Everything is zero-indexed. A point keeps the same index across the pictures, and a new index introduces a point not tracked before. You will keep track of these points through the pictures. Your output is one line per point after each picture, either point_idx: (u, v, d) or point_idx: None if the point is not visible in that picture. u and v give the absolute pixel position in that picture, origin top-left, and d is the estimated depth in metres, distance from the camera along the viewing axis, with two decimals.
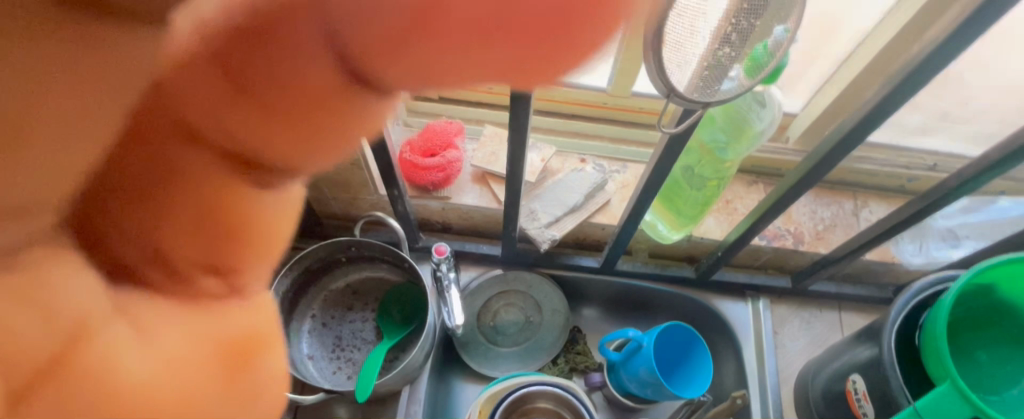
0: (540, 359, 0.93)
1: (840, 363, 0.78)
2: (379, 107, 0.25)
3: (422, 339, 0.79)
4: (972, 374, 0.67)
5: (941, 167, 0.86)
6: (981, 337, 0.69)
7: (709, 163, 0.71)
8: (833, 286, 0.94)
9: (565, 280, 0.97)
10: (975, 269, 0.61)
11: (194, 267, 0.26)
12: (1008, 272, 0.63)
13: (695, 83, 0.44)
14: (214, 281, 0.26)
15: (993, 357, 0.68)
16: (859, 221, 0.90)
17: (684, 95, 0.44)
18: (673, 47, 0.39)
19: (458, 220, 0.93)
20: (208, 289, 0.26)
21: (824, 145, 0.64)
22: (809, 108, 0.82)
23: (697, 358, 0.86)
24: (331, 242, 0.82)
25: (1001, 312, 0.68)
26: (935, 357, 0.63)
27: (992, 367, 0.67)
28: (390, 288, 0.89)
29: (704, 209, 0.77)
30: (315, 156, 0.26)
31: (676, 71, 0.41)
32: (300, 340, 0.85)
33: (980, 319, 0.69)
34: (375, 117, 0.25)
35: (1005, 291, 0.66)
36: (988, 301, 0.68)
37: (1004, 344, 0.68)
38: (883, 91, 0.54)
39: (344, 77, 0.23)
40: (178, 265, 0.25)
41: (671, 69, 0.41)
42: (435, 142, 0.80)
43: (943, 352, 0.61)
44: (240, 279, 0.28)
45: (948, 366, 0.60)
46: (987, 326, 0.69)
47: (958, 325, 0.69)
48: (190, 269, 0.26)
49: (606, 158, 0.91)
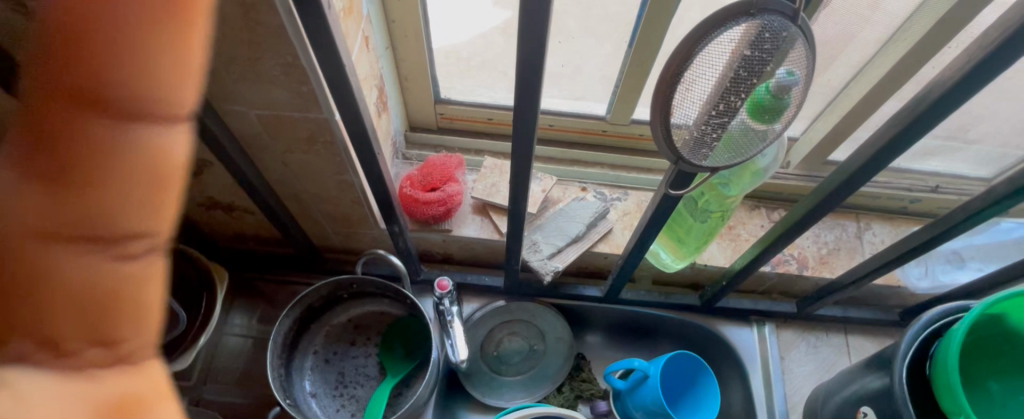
0: (546, 388, 0.92)
1: (850, 391, 0.77)
2: (115, 185, 0.29)
3: (426, 377, 0.77)
4: (984, 406, 0.67)
5: (943, 189, 0.86)
6: (993, 365, 0.68)
7: (713, 196, 0.70)
8: (839, 310, 0.93)
9: (569, 308, 0.95)
10: (986, 300, 0.61)
11: (73, 342, 0.31)
12: (1016, 303, 0.63)
13: (707, 153, 0.47)
14: (103, 353, 0.31)
15: (1004, 384, 0.67)
16: (862, 245, 0.89)
17: (684, 156, 0.47)
18: (681, 125, 0.44)
19: (459, 251, 0.92)
20: (96, 360, 0.31)
21: (834, 179, 0.64)
22: (808, 133, 0.82)
23: (704, 387, 0.85)
24: (333, 279, 0.81)
25: (1012, 339, 0.67)
26: (948, 390, 0.62)
27: (1003, 396, 0.67)
28: (392, 322, 0.88)
29: (709, 238, 0.77)
30: (103, 214, 0.29)
31: (681, 148, 0.46)
32: (302, 378, 0.84)
33: (991, 346, 0.68)
34: (120, 185, 0.29)
35: (1011, 319, 0.65)
36: (997, 329, 0.67)
37: (1015, 372, 0.67)
38: (895, 127, 0.55)
39: (123, 167, 0.29)
40: (66, 344, 0.31)
41: (678, 145, 0.45)
42: (435, 176, 0.79)
43: (957, 387, 0.60)
44: (124, 349, 0.32)
45: (963, 402, 0.60)
46: (999, 354, 0.68)
47: (967, 356, 0.69)
48: (68, 344, 0.31)
49: (606, 185, 0.90)
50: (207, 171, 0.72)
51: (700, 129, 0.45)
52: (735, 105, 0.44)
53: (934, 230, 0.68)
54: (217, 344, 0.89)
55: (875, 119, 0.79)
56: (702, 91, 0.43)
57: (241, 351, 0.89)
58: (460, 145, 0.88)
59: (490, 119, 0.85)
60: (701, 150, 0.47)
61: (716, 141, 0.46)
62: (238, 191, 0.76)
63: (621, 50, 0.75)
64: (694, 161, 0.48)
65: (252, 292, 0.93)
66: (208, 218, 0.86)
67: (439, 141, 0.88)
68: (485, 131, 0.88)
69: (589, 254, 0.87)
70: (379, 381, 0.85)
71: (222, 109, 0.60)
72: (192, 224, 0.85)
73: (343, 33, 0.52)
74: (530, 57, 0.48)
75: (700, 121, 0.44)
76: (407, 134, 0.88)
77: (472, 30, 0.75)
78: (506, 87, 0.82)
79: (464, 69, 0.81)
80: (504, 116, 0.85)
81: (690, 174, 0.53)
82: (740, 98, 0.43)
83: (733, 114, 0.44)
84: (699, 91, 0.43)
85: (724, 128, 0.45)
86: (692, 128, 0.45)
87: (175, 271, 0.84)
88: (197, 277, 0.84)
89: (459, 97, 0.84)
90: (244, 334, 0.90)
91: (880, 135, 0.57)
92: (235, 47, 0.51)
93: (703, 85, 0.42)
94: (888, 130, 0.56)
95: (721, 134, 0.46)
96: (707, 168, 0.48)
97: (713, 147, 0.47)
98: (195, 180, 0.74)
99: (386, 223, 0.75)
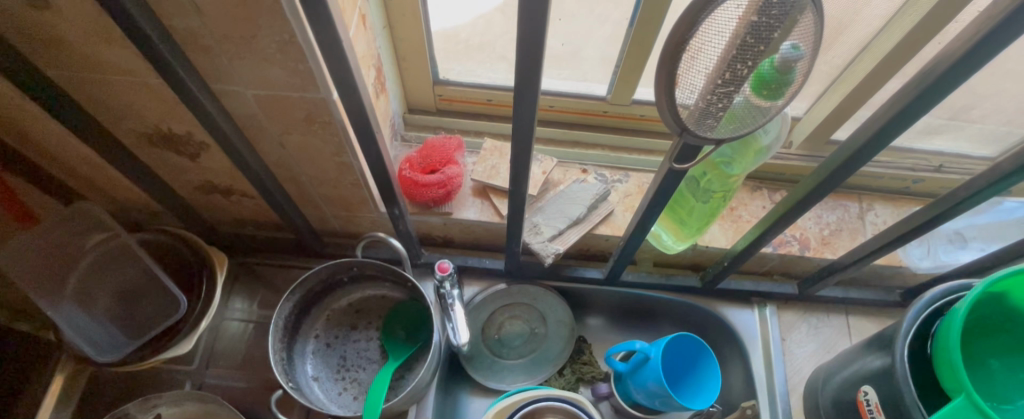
0: (547, 370, 0.92)
1: (851, 371, 0.78)
2: None
3: (428, 360, 0.77)
4: (983, 383, 0.67)
5: (946, 168, 0.85)
6: (992, 343, 0.68)
7: (716, 176, 0.70)
8: (840, 291, 0.93)
9: (570, 290, 0.95)
10: (988, 278, 0.60)
11: None
12: (1014, 282, 0.63)
13: (713, 124, 0.46)
14: None
15: (1004, 362, 0.67)
16: (865, 225, 0.88)
17: (690, 127, 0.46)
18: (686, 93, 0.43)
19: (460, 234, 0.91)
20: None
21: (838, 156, 0.63)
22: (811, 112, 0.81)
23: (704, 368, 0.85)
24: (333, 263, 0.81)
25: (1010, 317, 0.67)
26: (948, 369, 0.62)
27: (1002, 373, 0.67)
28: (393, 305, 0.88)
29: (711, 219, 0.76)
30: None
31: (687, 119, 0.45)
32: (304, 362, 0.84)
33: (989, 325, 0.68)
34: None
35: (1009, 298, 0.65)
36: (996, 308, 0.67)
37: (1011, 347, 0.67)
38: (899, 103, 0.54)
39: None
40: None
41: (683, 116, 0.45)
42: (435, 158, 0.78)
43: (960, 366, 0.60)
44: None
45: (965, 380, 0.59)
46: (997, 332, 0.68)
47: (968, 334, 0.69)
48: None
49: (607, 167, 0.89)
50: (205, 154, 0.71)
51: (706, 100, 0.44)
52: (742, 74, 0.43)
53: (938, 208, 0.68)
54: (218, 328, 0.89)
55: (880, 97, 0.78)
56: (707, 60, 0.42)
57: (241, 336, 0.89)
58: (459, 127, 0.88)
59: (489, 100, 0.84)
60: (707, 121, 0.45)
61: (722, 112, 0.45)
62: (237, 174, 0.75)
63: (621, 28, 0.74)
64: (699, 133, 0.47)
65: (253, 276, 0.93)
66: (207, 202, 0.85)
67: (438, 123, 0.87)
68: (485, 112, 0.87)
69: (590, 236, 0.87)
70: (380, 365, 0.85)
71: (217, 90, 0.59)
72: (191, 209, 0.85)
73: (337, 9, 0.51)
74: (531, 31, 0.47)
75: (705, 91, 0.43)
76: (406, 116, 0.87)
77: (469, 10, 0.74)
78: (506, 68, 0.81)
79: (463, 49, 0.80)
80: (503, 97, 0.84)
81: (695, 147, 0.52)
82: (747, 67, 0.42)
83: (740, 83, 0.43)
84: (705, 60, 0.42)
85: (731, 98, 0.44)
86: (698, 98, 0.44)
87: (175, 255, 0.85)
88: (198, 265, 0.84)
89: (458, 78, 0.83)
90: (245, 319, 0.90)
91: (884, 112, 0.56)
92: (229, 24, 0.50)
93: (708, 53, 0.41)
94: (892, 107, 0.55)
95: (727, 105, 0.45)
96: (712, 140, 0.48)
97: (719, 118, 0.46)
98: (193, 164, 0.74)
99: (385, 205, 0.75)
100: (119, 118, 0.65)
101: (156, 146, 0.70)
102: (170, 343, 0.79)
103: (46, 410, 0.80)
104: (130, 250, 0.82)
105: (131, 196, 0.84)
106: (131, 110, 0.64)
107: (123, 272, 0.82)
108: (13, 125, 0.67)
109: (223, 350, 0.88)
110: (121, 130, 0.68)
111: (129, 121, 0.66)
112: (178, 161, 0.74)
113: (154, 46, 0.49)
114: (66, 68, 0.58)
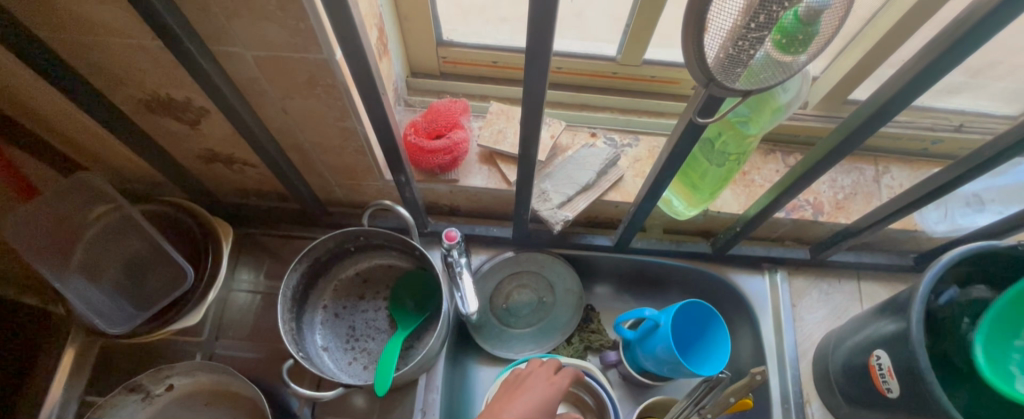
0: (555, 339, 0.92)
1: (863, 336, 0.77)
2: None
3: (437, 329, 0.77)
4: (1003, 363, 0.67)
5: (967, 128, 0.83)
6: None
7: (732, 137, 0.68)
8: (852, 255, 0.92)
9: (579, 258, 0.94)
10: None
11: None
12: None
13: (741, 73, 0.44)
14: None
15: None
16: (880, 189, 0.86)
17: (719, 79, 0.43)
18: (713, 41, 0.41)
19: (467, 202, 0.90)
20: None
21: (857, 116, 0.61)
22: (830, 71, 0.78)
23: (714, 334, 0.85)
24: (340, 232, 0.80)
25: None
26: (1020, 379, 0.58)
27: None
28: (401, 275, 0.88)
29: (724, 184, 0.74)
30: None
31: (715, 67, 0.42)
32: (313, 332, 0.84)
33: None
34: None
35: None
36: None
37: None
38: (924, 59, 0.51)
39: None
40: None
41: (710, 64, 0.42)
42: (440, 123, 0.76)
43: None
44: None
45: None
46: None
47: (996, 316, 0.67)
48: None
49: (617, 131, 0.87)
50: (205, 121, 0.69)
51: (734, 46, 0.41)
52: (777, 16, 0.40)
53: (956, 170, 0.66)
54: (226, 299, 0.88)
55: (902, 54, 0.75)
56: (737, 1, 0.39)
57: (249, 307, 0.89)
58: (464, 91, 0.85)
59: (495, 62, 0.82)
60: (735, 69, 0.43)
61: (751, 60, 0.43)
62: (239, 142, 0.73)
63: None
64: (726, 83, 0.44)
65: (258, 247, 0.92)
66: (211, 171, 0.84)
67: (442, 87, 0.85)
68: (491, 75, 0.84)
69: (599, 203, 0.85)
70: (390, 334, 0.84)
71: (216, 51, 0.57)
72: (193, 179, 0.83)
73: None
74: None
75: (735, 37, 0.41)
76: (410, 80, 0.84)
77: None
78: (512, 28, 0.78)
79: (468, 9, 0.77)
80: (509, 59, 0.81)
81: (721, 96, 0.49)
82: (782, 8, 0.39)
83: (773, 27, 0.40)
84: (735, 2, 0.39)
85: (762, 43, 0.42)
86: (726, 45, 0.41)
87: (180, 226, 0.84)
88: (202, 236, 0.83)
89: (463, 39, 0.80)
90: (252, 290, 0.90)
91: (908, 69, 0.54)
92: None
93: None
94: (915, 64, 0.53)
95: (757, 53, 0.42)
96: (740, 91, 0.45)
97: (748, 65, 0.43)
98: (194, 132, 0.72)
99: (392, 172, 0.73)
100: (116, 83, 0.63)
101: (156, 113, 0.69)
102: (178, 315, 0.78)
103: (61, 380, 0.82)
104: (135, 222, 0.80)
105: (132, 166, 0.82)
106: (127, 75, 0.62)
107: (127, 243, 0.81)
108: (7, 92, 0.64)
109: (231, 322, 0.87)
110: (119, 96, 0.66)
111: (126, 87, 0.64)
112: (178, 128, 0.72)
113: (147, 3, 0.47)
114: (58, 31, 0.56)
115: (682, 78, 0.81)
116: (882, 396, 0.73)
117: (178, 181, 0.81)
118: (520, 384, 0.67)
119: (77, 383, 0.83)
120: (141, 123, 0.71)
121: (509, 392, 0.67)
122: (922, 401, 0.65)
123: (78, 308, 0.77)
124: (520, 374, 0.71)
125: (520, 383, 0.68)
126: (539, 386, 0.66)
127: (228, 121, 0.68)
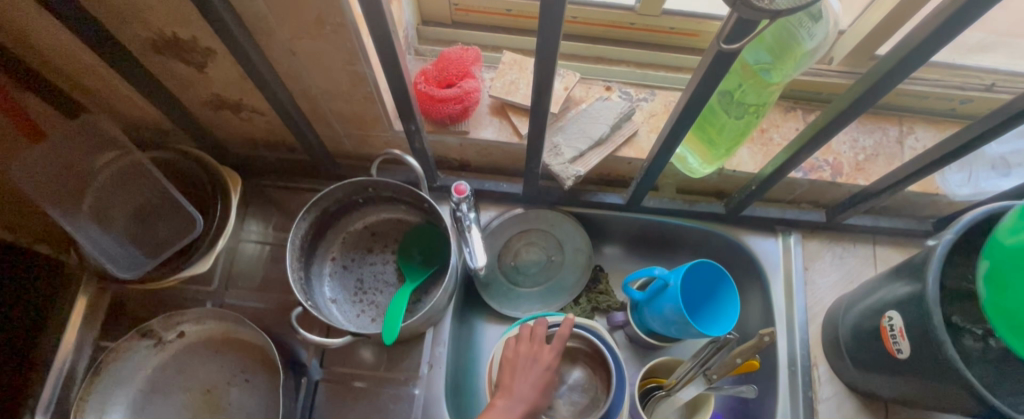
0: (563, 298, 0.91)
1: (875, 299, 0.76)
2: None
3: (445, 283, 0.76)
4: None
5: (998, 87, 0.79)
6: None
7: (752, 89, 0.66)
8: (869, 220, 0.90)
9: (589, 217, 0.93)
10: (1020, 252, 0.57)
11: None
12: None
13: None
14: None
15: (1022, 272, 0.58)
16: (903, 150, 0.84)
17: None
18: None
19: (477, 157, 0.89)
20: None
21: (886, 62, 0.57)
22: (858, 24, 0.75)
23: (724, 295, 0.84)
24: (349, 183, 0.79)
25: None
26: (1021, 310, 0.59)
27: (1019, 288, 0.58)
28: (410, 229, 0.88)
29: (741, 139, 0.72)
30: None
31: None
32: (322, 283, 0.84)
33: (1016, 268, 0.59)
34: None
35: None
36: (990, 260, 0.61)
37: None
38: (951, 6, 0.48)
39: None
40: None
41: None
42: (451, 71, 0.75)
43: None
44: None
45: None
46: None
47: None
48: None
49: (632, 85, 0.84)
50: (212, 63, 0.68)
51: None
52: None
53: (983, 127, 0.63)
54: (235, 250, 0.88)
55: (934, 5, 0.71)
56: None
57: (258, 258, 0.89)
58: (477, 40, 0.83)
59: (509, 10, 0.79)
60: None
61: None
62: (246, 87, 0.72)
63: None
64: (756, 4, 0.41)
65: (267, 200, 0.92)
66: (219, 119, 0.83)
67: (455, 36, 0.83)
68: (504, 24, 0.82)
69: (611, 159, 0.83)
70: (397, 288, 0.84)
71: None
72: (202, 126, 0.83)
73: None
74: None
75: None
76: (420, 29, 0.82)
77: None
78: None
79: None
80: (524, 7, 0.78)
81: (750, 23, 0.45)
82: None
83: None
84: None
85: None
86: None
87: (187, 174, 0.84)
88: (212, 186, 0.82)
89: None
90: (261, 241, 0.90)
91: (931, 19, 0.51)
92: None
93: None
94: (941, 13, 0.49)
95: None
96: (769, 14, 0.41)
97: None
98: (200, 75, 0.71)
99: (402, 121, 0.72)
100: (121, 21, 0.62)
101: (162, 54, 0.67)
102: (189, 262, 0.79)
103: (75, 325, 0.83)
104: (143, 168, 0.80)
105: (139, 112, 0.82)
106: (132, 12, 0.60)
107: (137, 192, 0.81)
108: (14, 31, 0.63)
109: (242, 272, 0.88)
110: (125, 35, 0.64)
111: (130, 25, 0.62)
112: (185, 71, 0.71)
113: None
114: None
115: (702, 30, 0.79)
116: (891, 358, 0.72)
117: (186, 128, 0.81)
118: (515, 371, 0.66)
119: (90, 329, 0.84)
120: (149, 65, 0.70)
121: (507, 379, 0.66)
122: (934, 362, 0.64)
123: (90, 253, 0.78)
124: (513, 351, 0.69)
125: (513, 364, 0.67)
126: (534, 378, 0.66)
127: (236, 63, 0.67)
